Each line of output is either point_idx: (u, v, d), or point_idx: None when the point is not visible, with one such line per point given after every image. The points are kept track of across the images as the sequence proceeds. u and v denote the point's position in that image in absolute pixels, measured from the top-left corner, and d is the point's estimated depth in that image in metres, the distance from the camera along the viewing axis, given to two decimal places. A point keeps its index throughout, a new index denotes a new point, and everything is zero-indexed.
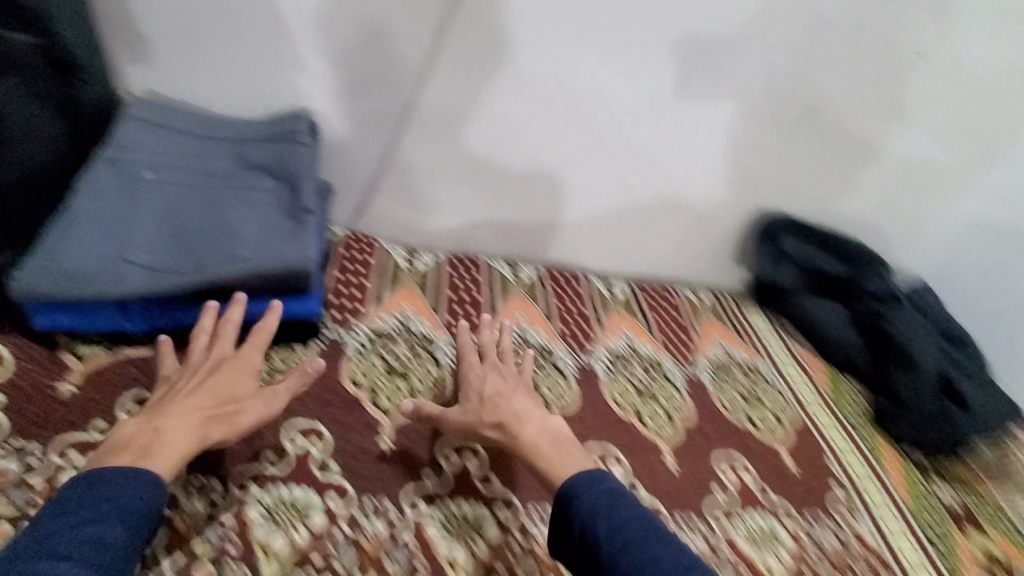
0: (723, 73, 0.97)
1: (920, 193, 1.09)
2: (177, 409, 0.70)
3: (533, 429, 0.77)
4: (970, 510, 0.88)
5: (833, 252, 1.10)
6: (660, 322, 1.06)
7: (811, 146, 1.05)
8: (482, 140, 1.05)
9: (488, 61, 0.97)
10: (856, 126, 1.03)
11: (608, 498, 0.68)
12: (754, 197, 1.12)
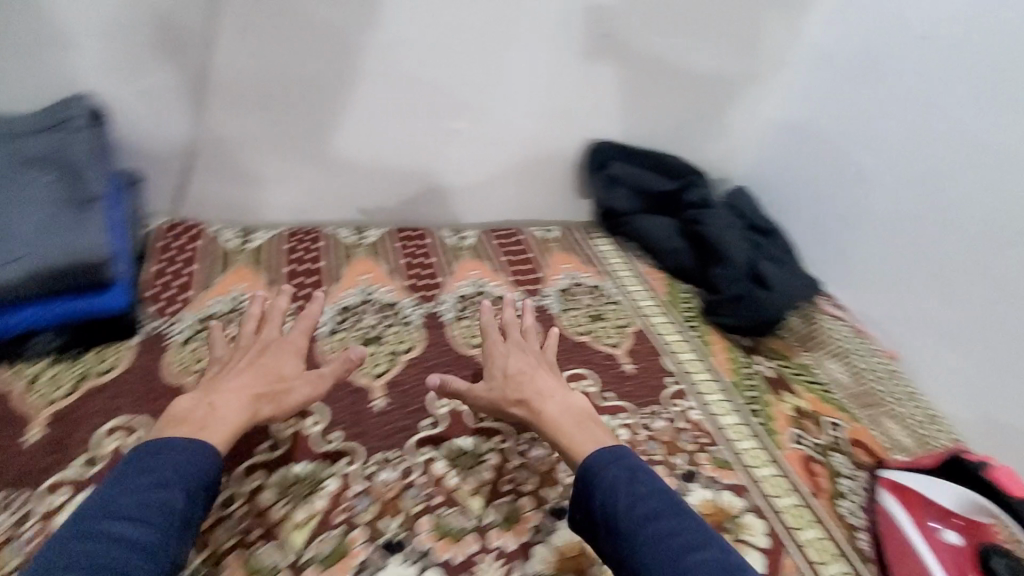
0: (520, 8, 1.01)
1: (723, 105, 1.21)
2: (221, 387, 0.68)
3: (554, 408, 0.72)
4: (783, 374, 0.98)
5: (652, 172, 1.22)
6: (508, 261, 1.12)
7: (619, 72, 1.12)
8: (297, 103, 1.01)
9: (280, 18, 0.93)
10: (654, 48, 1.11)
11: (628, 471, 0.64)
12: (580, 129, 1.18)
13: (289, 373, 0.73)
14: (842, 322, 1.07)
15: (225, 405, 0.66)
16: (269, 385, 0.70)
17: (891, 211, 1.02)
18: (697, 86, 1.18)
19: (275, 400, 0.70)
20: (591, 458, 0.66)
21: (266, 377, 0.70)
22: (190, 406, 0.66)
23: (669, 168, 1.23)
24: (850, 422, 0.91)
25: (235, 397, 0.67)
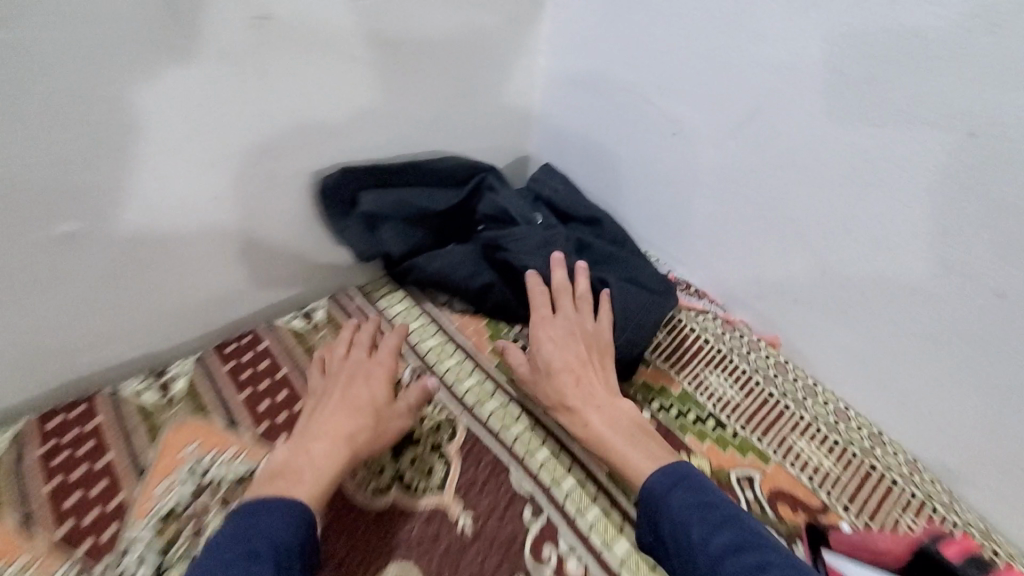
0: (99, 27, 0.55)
1: (490, 68, 0.89)
2: (345, 422, 0.63)
3: (600, 419, 0.66)
4: (666, 424, 0.73)
5: (421, 191, 0.87)
6: (247, 401, 0.73)
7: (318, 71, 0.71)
8: None
9: None
10: (359, 20, 0.71)
11: (697, 499, 0.56)
12: (297, 163, 0.77)
13: (386, 413, 0.66)
14: (708, 314, 0.84)
15: (325, 452, 0.60)
16: (367, 424, 0.64)
17: (726, 166, 0.77)
18: (444, 57, 0.82)
19: (373, 432, 0.64)
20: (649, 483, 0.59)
21: (359, 412, 0.64)
22: (318, 446, 0.61)
23: (441, 177, 0.89)
24: (762, 465, 0.68)
25: (338, 444, 0.61)
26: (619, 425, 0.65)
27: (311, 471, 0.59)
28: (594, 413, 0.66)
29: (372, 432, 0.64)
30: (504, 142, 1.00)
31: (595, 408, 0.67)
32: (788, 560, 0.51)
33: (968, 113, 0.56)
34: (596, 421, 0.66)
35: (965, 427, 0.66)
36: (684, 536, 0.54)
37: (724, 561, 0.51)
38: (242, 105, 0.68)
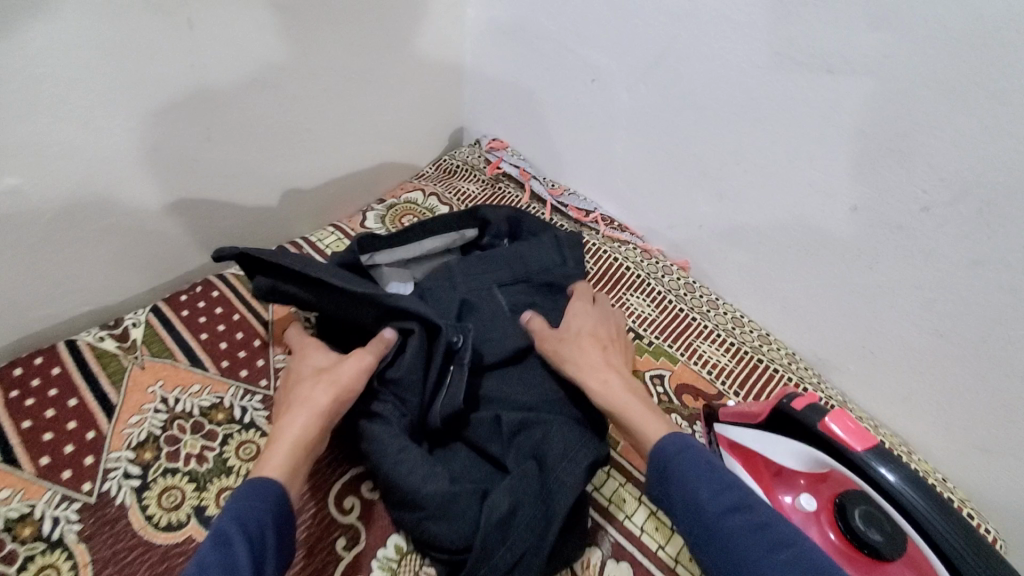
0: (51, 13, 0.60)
1: (415, 19, 0.95)
2: (310, 398, 0.60)
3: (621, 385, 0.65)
4: None
5: (352, 278, 0.68)
6: (206, 341, 0.78)
7: (254, 31, 0.77)
8: None
9: None
10: None
11: (709, 461, 0.54)
12: (239, 116, 0.82)
13: (346, 379, 0.62)
14: (627, 244, 0.96)
15: (295, 425, 0.58)
16: (322, 393, 0.61)
17: (631, 110, 0.87)
18: (369, 10, 0.88)
19: (327, 394, 0.61)
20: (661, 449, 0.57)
21: (312, 388, 0.61)
22: (288, 421, 0.59)
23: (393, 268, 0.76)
24: (672, 365, 0.81)
25: (304, 418, 0.59)
26: (638, 391, 0.65)
27: (277, 448, 0.56)
28: (614, 374, 0.66)
29: (336, 398, 0.61)
30: (437, 88, 1.07)
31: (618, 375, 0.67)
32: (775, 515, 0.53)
33: (805, 51, 0.67)
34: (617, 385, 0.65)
35: (835, 323, 0.80)
36: (692, 496, 0.53)
37: (727, 519, 0.50)
38: (186, 70, 0.73)
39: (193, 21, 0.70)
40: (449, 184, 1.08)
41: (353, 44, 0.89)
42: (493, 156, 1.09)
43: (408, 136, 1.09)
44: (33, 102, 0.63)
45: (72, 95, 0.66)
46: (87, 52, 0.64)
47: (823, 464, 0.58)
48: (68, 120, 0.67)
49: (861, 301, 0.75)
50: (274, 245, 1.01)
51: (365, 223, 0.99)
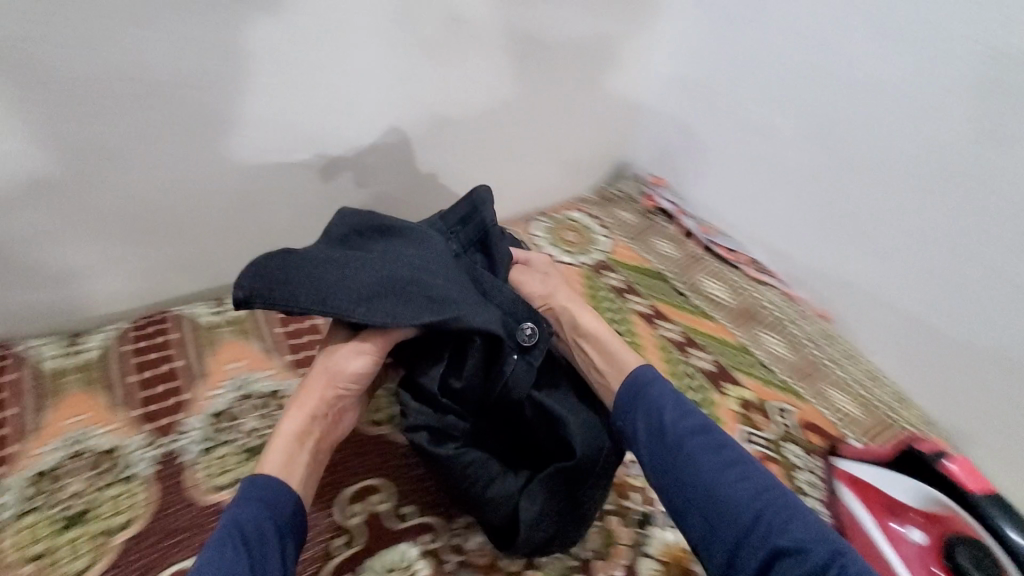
0: (353, 38, 0.85)
1: (609, 69, 1.10)
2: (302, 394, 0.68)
3: (588, 319, 0.77)
4: (723, 364, 0.92)
5: (383, 288, 0.66)
6: None
7: (489, 65, 0.98)
8: (112, 187, 0.81)
9: (51, 103, 0.72)
10: (522, 28, 0.97)
11: (670, 393, 0.67)
12: (460, 130, 1.03)
13: (340, 365, 0.69)
14: (772, 288, 1.03)
15: (291, 419, 0.66)
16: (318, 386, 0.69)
17: (803, 169, 0.95)
18: (583, 58, 1.06)
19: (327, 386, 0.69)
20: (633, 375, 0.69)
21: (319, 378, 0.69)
22: (286, 417, 0.67)
23: (414, 239, 0.72)
24: (798, 403, 0.87)
25: (298, 411, 0.67)
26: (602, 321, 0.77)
27: (277, 441, 0.65)
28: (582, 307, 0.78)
29: (326, 390, 0.69)
30: (616, 131, 1.21)
31: (583, 309, 0.79)
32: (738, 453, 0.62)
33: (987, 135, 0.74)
34: (588, 320, 0.77)
35: (979, 394, 0.82)
36: (656, 417, 0.65)
37: (687, 439, 0.62)
38: (433, 90, 0.96)
39: (445, 53, 0.93)
40: (608, 210, 1.21)
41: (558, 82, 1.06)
42: (653, 192, 1.22)
43: None
44: (332, 100, 0.89)
45: (361, 100, 0.91)
46: (377, 69, 0.89)
47: (941, 504, 0.65)
48: (361, 119, 0.93)
49: (1003, 371, 0.78)
50: None
51: (532, 232, 1.13)
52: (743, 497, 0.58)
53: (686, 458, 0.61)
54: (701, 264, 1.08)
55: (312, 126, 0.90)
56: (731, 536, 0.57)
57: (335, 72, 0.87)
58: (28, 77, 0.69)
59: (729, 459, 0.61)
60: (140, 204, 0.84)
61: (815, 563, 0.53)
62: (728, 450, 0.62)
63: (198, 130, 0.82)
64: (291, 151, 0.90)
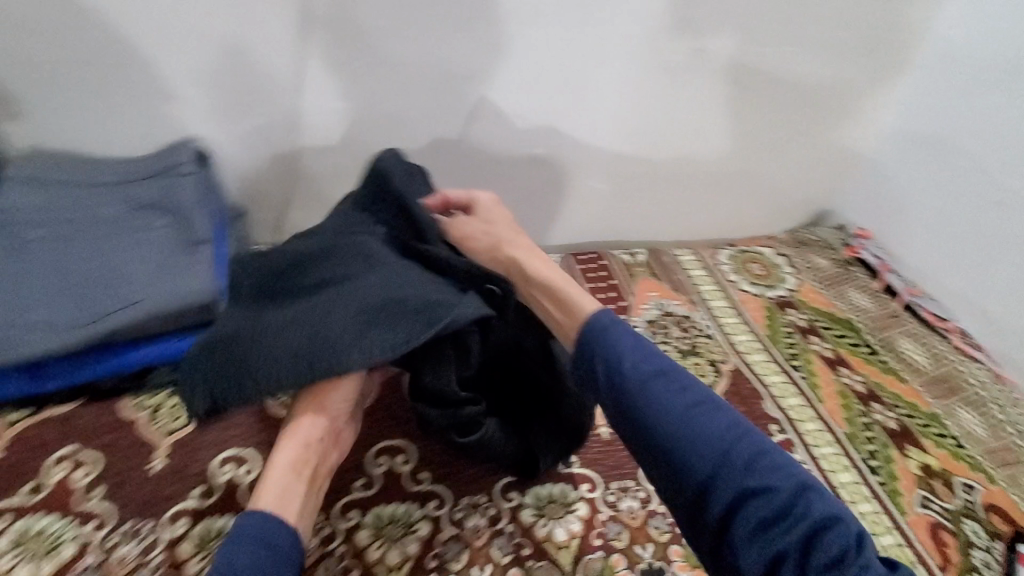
0: (619, 57, 0.99)
1: (839, 121, 1.18)
2: (298, 423, 0.66)
3: (539, 266, 0.74)
4: (907, 425, 0.89)
5: (367, 316, 0.64)
6: (593, 290, 1.05)
7: (732, 97, 1.09)
8: (405, 140, 1.00)
9: (399, 70, 0.92)
10: (769, 70, 1.07)
11: (633, 339, 0.63)
12: (684, 150, 1.15)
13: (323, 391, 0.67)
14: (979, 366, 1.01)
15: (285, 455, 0.64)
16: (308, 411, 0.67)
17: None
18: (812, 94, 1.13)
19: (318, 414, 0.67)
20: (597, 319, 0.65)
21: (309, 406, 0.67)
22: (278, 454, 0.64)
23: (355, 268, 0.69)
24: (987, 484, 0.83)
25: (290, 442, 0.65)
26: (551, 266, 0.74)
27: (271, 474, 0.62)
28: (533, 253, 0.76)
29: (318, 418, 0.67)
30: (829, 177, 1.27)
31: (534, 257, 0.75)
32: (695, 396, 0.59)
33: None
34: (541, 269, 0.74)
35: None
36: (618, 362, 0.61)
37: (649, 383, 0.59)
38: (675, 112, 1.08)
39: (696, 80, 1.05)
40: (802, 253, 1.21)
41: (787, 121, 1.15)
42: (857, 242, 1.23)
43: (774, 204, 1.28)
44: (589, 107, 1.04)
45: (612, 111, 1.05)
46: (634, 87, 1.03)
47: None
48: (603, 126, 1.07)
49: None
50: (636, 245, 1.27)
51: (719, 258, 1.17)
52: (709, 441, 0.56)
53: (652, 404, 0.58)
54: (900, 323, 1.07)
55: (564, 125, 1.05)
56: (697, 480, 0.55)
57: (597, 85, 1.01)
58: (389, 50, 0.90)
59: (695, 401, 0.59)
60: (404, 163, 1.03)
61: (780, 504, 0.53)
62: (692, 391, 0.60)
63: (483, 110, 1.00)
64: (537, 145, 1.07)
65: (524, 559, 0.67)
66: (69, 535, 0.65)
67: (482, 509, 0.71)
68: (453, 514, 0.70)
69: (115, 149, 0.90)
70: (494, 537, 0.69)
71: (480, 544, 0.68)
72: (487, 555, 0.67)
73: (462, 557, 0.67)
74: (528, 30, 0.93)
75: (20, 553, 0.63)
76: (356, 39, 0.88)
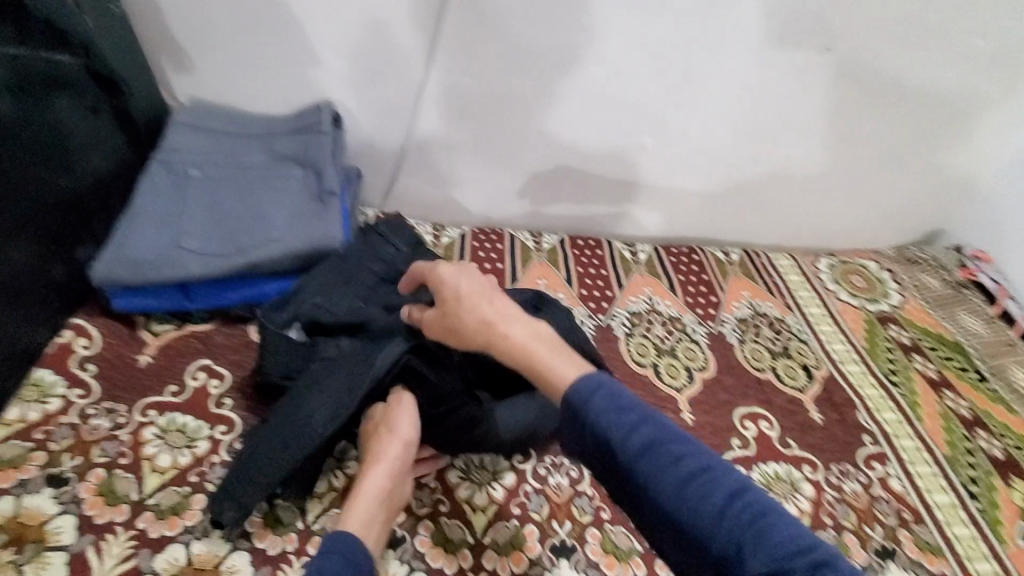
0: (743, 53, 0.98)
1: (970, 135, 1.11)
2: (385, 448, 0.65)
3: (521, 333, 0.56)
4: (1014, 456, 0.85)
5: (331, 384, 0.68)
6: (683, 282, 1.06)
7: (856, 102, 1.05)
8: (518, 122, 1.04)
9: (524, 53, 0.96)
10: (902, 76, 1.03)
11: (615, 395, 0.50)
12: (799, 151, 1.12)
13: (404, 429, 0.66)
14: None
15: (373, 478, 0.63)
16: (401, 447, 0.65)
17: None
18: (943, 105, 1.07)
19: (406, 450, 0.65)
20: (574, 386, 0.51)
21: (393, 440, 0.65)
22: (366, 474, 0.63)
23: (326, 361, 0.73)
24: None
25: (380, 471, 0.63)
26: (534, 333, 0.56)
27: (360, 505, 0.61)
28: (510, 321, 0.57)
29: (404, 447, 0.65)
30: (946, 193, 1.20)
31: (510, 319, 0.57)
32: (694, 468, 0.47)
33: None
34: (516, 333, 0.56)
35: None
36: (601, 431, 0.49)
37: (641, 458, 0.47)
38: (795, 114, 1.06)
39: (820, 82, 1.02)
40: (910, 271, 1.15)
41: (913, 130, 1.10)
42: (973, 265, 1.17)
43: (881, 218, 1.23)
44: (704, 103, 1.04)
45: (728, 109, 1.05)
46: (754, 85, 1.02)
47: None
48: (715, 122, 1.07)
49: None
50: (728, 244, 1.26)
51: (817, 267, 1.14)
52: (710, 519, 0.45)
53: (641, 482, 0.47)
54: (1012, 351, 1.02)
55: (678, 119, 1.06)
56: (704, 564, 0.45)
57: (716, 80, 1.01)
58: (519, 32, 0.94)
59: (697, 469, 0.47)
60: (510, 142, 1.07)
61: None
62: (689, 461, 0.47)
63: (598, 97, 1.02)
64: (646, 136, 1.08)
65: (601, 521, 0.69)
66: (203, 433, 0.73)
67: (564, 469, 0.74)
68: (536, 468, 0.73)
69: (262, 108, 1.00)
70: (574, 494, 0.71)
71: (561, 500, 0.71)
72: (566, 511, 0.70)
73: (543, 508, 0.70)
74: (651, 21, 0.94)
75: (162, 443, 0.71)
76: (489, 20, 0.92)
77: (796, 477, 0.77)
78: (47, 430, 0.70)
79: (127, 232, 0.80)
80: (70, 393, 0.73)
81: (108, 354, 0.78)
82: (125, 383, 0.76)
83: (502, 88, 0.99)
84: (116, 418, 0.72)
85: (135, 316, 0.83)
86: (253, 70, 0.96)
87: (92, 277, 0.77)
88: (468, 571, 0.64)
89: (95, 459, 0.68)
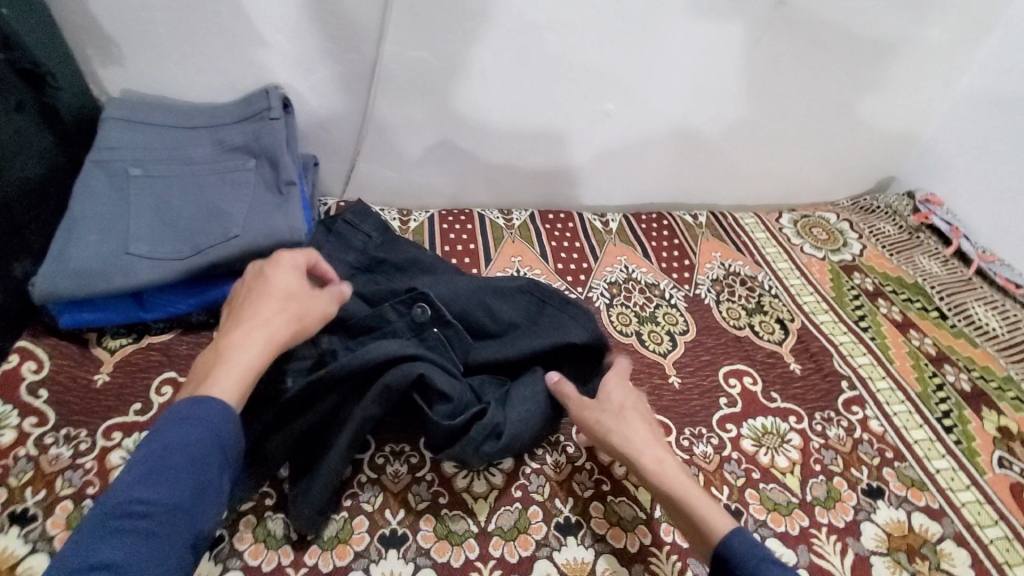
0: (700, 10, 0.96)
1: (915, 82, 1.15)
2: (261, 319, 0.59)
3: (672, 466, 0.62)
4: (982, 387, 0.90)
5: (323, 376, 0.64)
6: (656, 248, 1.06)
7: (810, 55, 1.06)
8: (476, 94, 1.00)
9: (479, 23, 0.92)
10: (852, 27, 1.04)
11: (773, 561, 0.51)
12: (758, 109, 1.13)
13: (306, 305, 0.62)
14: None
15: (249, 350, 0.56)
16: (296, 321, 0.60)
17: None
18: (891, 53, 1.10)
19: (299, 324, 0.61)
20: (727, 542, 0.54)
21: (292, 315, 0.61)
22: (237, 345, 0.57)
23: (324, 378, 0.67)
24: None
25: (263, 339, 0.58)
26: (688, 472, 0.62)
27: (231, 368, 0.55)
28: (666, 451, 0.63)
29: (290, 318, 0.60)
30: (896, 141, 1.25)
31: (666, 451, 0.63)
32: None
33: None
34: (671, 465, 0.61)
35: None
36: None
37: None
38: (755, 70, 1.06)
39: (777, 37, 1.02)
40: (867, 220, 1.19)
41: (863, 81, 1.12)
42: (924, 208, 1.22)
43: (837, 170, 1.27)
44: (667, 65, 1.03)
45: (690, 69, 1.04)
46: (714, 43, 1.01)
47: None
48: (676, 85, 1.06)
49: None
50: (694, 207, 1.27)
51: (780, 223, 1.16)
52: None
53: None
54: (971, 288, 1.06)
55: (644, 81, 1.04)
56: None
57: (677, 41, 1.00)
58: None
59: None
60: (471, 117, 1.03)
61: None
62: None
63: (559, 63, 0.99)
64: (610, 102, 1.06)
65: (604, 493, 0.69)
66: None
67: (560, 447, 0.73)
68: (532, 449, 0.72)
69: (204, 97, 0.93)
70: (573, 470, 0.71)
71: (561, 477, 0.70)
72: (567, 487, 0.69)
73: (544, 488, 0.69)
74: None
75: None
76: None
77: (784, 428, 0.79)
78: (4, 464, 0.64)
79: (67, 241, 0.73)
80: (25, 422, 0.67)
81: (59, 377, 0.72)
82: (83, 406, 0.70)
83: (459, 61, 0.95)
84: (79, 445, 0.66)
85: (85, 333, 0.76)
86: (190, 56, 0.88)
87: (31, 294, 0.70)
88: (477, 560, 0.62)
89: (59, 492, 0.63)
